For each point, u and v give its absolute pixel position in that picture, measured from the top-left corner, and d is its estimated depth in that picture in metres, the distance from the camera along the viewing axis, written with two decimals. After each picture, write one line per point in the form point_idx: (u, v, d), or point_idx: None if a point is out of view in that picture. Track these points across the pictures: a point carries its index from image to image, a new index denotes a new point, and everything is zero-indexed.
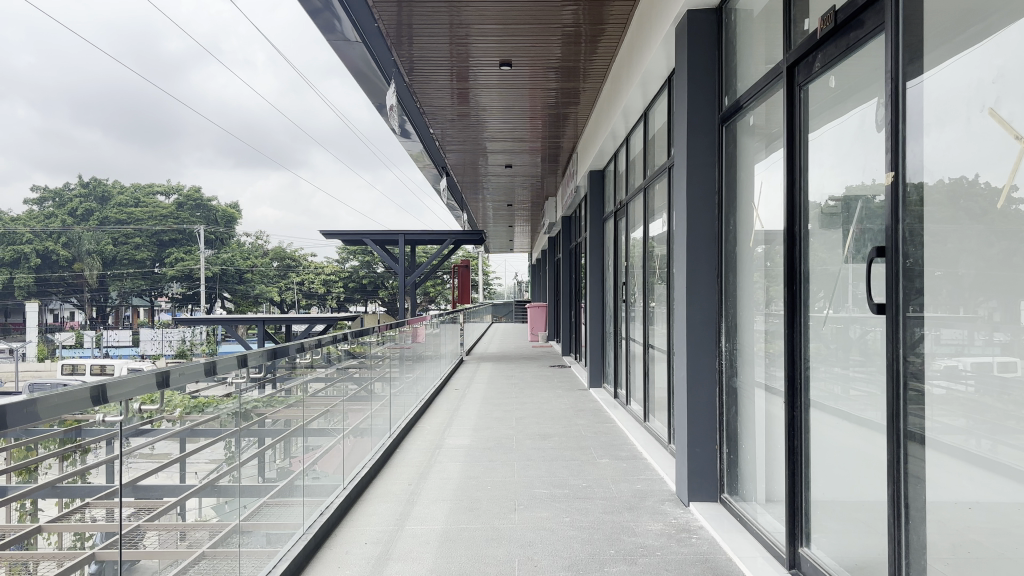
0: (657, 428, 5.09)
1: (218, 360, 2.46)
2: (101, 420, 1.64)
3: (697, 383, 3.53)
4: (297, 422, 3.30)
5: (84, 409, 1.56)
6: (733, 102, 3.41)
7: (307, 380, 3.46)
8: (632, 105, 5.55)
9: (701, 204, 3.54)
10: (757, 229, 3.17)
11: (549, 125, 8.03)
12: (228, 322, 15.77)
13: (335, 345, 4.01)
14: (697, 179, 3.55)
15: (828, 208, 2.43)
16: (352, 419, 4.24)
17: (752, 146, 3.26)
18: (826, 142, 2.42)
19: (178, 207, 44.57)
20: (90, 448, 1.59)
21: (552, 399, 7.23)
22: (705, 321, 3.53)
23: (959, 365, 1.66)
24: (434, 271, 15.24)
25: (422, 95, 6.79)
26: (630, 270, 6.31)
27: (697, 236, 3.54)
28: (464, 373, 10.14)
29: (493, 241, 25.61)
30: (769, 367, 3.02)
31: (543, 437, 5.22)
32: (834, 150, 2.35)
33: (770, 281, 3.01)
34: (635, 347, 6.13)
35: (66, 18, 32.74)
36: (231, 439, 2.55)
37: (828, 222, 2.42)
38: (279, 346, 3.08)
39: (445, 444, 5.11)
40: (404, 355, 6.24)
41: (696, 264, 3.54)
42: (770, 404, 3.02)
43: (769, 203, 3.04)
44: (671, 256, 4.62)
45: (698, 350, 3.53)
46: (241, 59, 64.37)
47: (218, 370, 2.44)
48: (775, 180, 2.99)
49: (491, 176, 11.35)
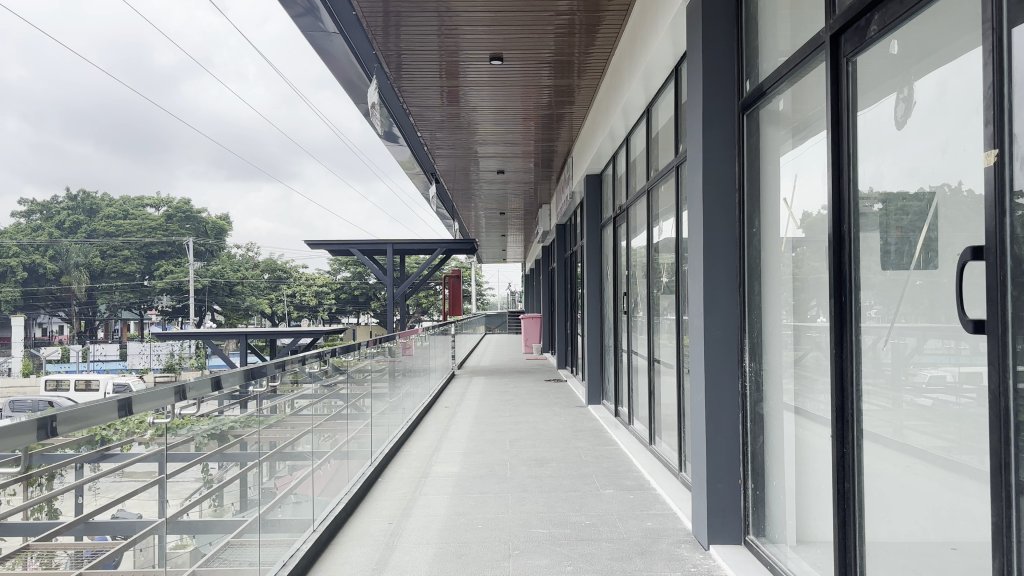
0: (665, 451, 4.65)
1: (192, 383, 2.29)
2: (68, 447, 1.55)
3: (715, 409, 3.08)
4: (286, 441, 3.16)
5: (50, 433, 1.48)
6: (756, 87, 2.98)
7: (292, 399, 3.30)
8: (633, 101, 5.13)
9: (717, 203, 3.11)
10: (788, 231, 2.73)
11: (542, 127, 7.61)
12: (210, 336, 15.22)
13: (323, 360, 3.87)
14: (714, 174, 3.11)
15: (888, 205, 1.98)
16: (336, 441, 3.99)
17: (778, 135, 2.84)
18: (880, 122, 2.01)
19: (168, 220, 44.10)
20: (58, 473, 1.51)
21: (548, 417, 6.77)
22: (724, 336, 3.09)
23: (951, 378, 1.70)
24: (425, 281, 14.78)
25: (409, 95, 6.37)
26: (632, 279, 5.89)
27: (714, 238, 3.11)
28: (455, 389, 9.67)
29: (485, 251, 25.12)
30: (804, 391, 2.59)
31: (540, 463, 4.78)
32: (892, 132, 1.94)
33: (805, 291, 2.57)
34: (638, 361, 5.70)
35: (55, 31, 32.34)
36: (210, 461, 2.37)
37: (890, 219, 1.97)
38: (258, 365, 2.87)
39: (433, 472, 4.67)
40: (391, 372, 5.79)
41: (715, 272, 3.10)
42: (806, 434, 2.59)
43: (802, 201, 2.61)
44: (682, 264, 4.19)
45: (717, 369, 3.09)
46: (233, 71, 63.83)
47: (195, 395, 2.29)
48: (811, 169, 2.55)
49: (483, 184, 10.94)
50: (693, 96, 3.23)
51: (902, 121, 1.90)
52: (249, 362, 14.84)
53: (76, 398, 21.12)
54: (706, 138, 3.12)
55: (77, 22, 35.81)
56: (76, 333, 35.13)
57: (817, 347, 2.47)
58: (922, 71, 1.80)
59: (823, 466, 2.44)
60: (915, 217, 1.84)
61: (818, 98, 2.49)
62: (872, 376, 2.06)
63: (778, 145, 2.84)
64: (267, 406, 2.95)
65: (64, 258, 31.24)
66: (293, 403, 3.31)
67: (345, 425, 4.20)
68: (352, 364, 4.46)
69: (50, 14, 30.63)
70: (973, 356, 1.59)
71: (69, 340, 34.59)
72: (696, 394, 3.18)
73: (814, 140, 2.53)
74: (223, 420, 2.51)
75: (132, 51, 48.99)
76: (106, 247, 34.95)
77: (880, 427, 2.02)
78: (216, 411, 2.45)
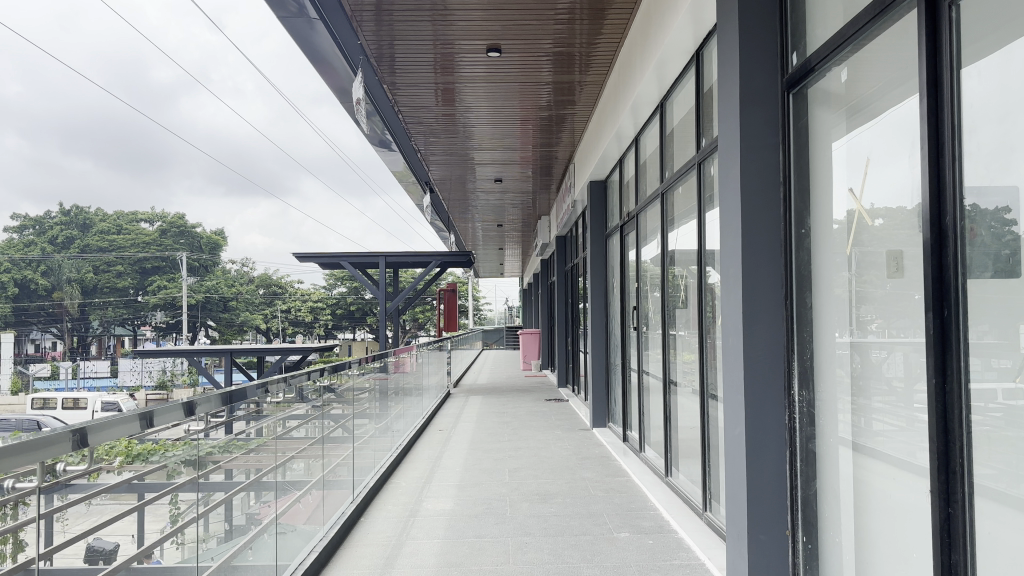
0: (685, 486, 4.14)
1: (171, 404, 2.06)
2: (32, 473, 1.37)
3: (759, 450, 2.55)
4: (253, 472, 2.74)
5: (13, 457, 1.31)
6: (804, 61, 2.49)
7: (265, 425, 2.89)
8: (645, 94, 4.64)
9: (756, 200, 2.59)
10: (852, 233, 2.24)
11: (542, 131, 7.13)
12: (193, 353, 14.51)
13: (313, 379, 3.63)
14: (754, 163, 2.60)
15: (1009, 217, 1.50)
16: (314, 473, 3.55)
17: (829, 119, 2.38)
18: (986, 90, 1.57)
19: (162, 236, 43.55)
20: (24, 500, 1.34)
21: (550, 442, 6.23)
22: (767, 361, 2.57)
23: (982, 396, 1.58)
24: (419, 295, 14.23)
25: (399, 91, 5.83)
26: (643, 294, 5.39)
27: (757, 241, 2.59)
28: (451, 410, 9.11)
29: (485, 265, 24.68)
30: (879, 428, 2.09)
31: (544, 498, 4.26)
32: (1001, 98, 1.52)
33: (876, 306, 2.10)
34: (650, 381, 5.19)
35: (54, 45, 31.96)
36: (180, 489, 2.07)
37: (1007, 231, 1.50)
38: (239, 387, 2.64)
39: (424, 509, 4.16)
40: (380, 393, 5.27)
41: (756, 281, 2.58)
42: (880, 479, 2.09)
43: (873, 193, 2.11)
44: (705, 276, 3.69)
45: (762, 399, 2.56)
46: (230, 87, 63.42)
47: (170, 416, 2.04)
48: (884, 154, 2.06)
49: (479, 194, 10.48)
50: (725, 77, 2.72)
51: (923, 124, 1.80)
52: (234, 381, 14.15)
53: (60, 418, 20.32)
54: (744, 121, 2.61)
55: (75, 38, 35.25)
56: (69, 350, 34.40)
57: (886, 370, 2.04)
58: (1002, 40, 1.52)
59: (908, 523, 1.94)
60: (1004, 225, 1.51)
61: (877, 74, 2.09)
62: (981, 397, 1.57)
63: (832, 131, 2.36)
64: (250, 428, 2.70)
65: (57, 274, 30.46)
66: (282, 425, 3.11)
67: (319, 454, 3.65)
68: (335, 390, 3.97)
69: (48, 30, 30.22)
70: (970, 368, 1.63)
71: (62, 356, 33.94)
72: (733, 428, 2.66)
73: (870, 124, 2.14)
74: (198, 445, 2.26)
75: (130, 66, 48.50)
76: (100, 263, 34.28)
77: (991, 481, 1.56)
78: (193, 436, 2.22)
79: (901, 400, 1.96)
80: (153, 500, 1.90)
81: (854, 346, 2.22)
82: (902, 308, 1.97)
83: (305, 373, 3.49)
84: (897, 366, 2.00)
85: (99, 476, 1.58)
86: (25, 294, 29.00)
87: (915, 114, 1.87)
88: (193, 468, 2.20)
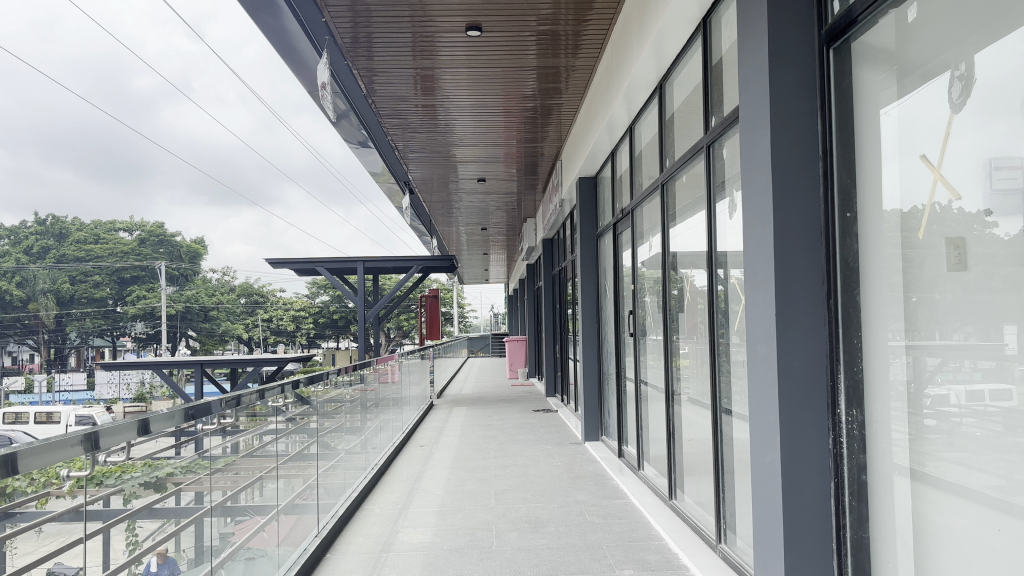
0: (693, 512, 3.69)
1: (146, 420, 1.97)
2: None
3: (799, 482, 2.09)
4: (203, 501, 2.39)
5: None
6: (846, 7, 2.03)
7: (209, 449, 2.47)
8: (643, 74, 4.17)
9: (788, 179, 2.14)
10: (911, 218, 1.80)
11: (528, 124, 6.68)
12: (163, 365, 13.88)
13: (273, 398, 3.22)
14: (784, 135, 2.14)
15: None
16: (275, 501, 3.17)
17: (878, 79, 1.94)
18: None
19: (141, 245, 42.87)
20: None
21: (539, 459, 5.77)
22: (805, 371, 2.11)
23: None
24: (400, 302, 13.71)
25: (376, 79, 5.34)
26: (639, 298, 4.96)
27: (792, 228, 2.14)
28: (433, 422, 8.58)
29: (468, 270, 23.51)
30: (943, 452, 1.68)
31: (534, 526, 3.81)
32: None
33: (940, 304, 1.68)
34: (648, 391, 4.74)
35: (32, 54, 31.44)
36: (142, 513, 1.90)
37: None
38: (201, 402, 2.41)
39: (399, 542, 3.69)
40: (357, 406, 4.87)
41: (791, 278, 2.13)
42: (943, 517, 1.69)
43: (941, 162, 1.68)
44: (715, 273, 3.25)
45: (800, 422, 2.10)
46: (212, 97, 62.78)
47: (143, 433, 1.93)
48: (953, 113, 1.63)
49: (462, 195, 10.02)
50: (751, 33, 2.27)
51: (958, 104, 1.61)
52: (207, 393, 13.52)
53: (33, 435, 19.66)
54: (773, 84, 2.16)
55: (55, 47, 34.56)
56: (45, 362, 33.71)
57: (901, 373, 1.83)
58: None
59: (968, 556, 1.58)
60: None
61: (938, 16, 1.68)
62: None
63: (880, 92, 1.93)
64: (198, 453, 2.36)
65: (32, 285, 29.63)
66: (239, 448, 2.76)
67: (274, 482, 3.17)
68: (294, 408, 3.53)
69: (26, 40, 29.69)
70: (974, 371, 1.56)
71: (38, 369, 33.24)
72: (765, 456, 2.21)
73: (928, 86, 1.73)
74: (161, 467, 2.04)
75: (110, 75, 47.89)
76: (77, 273, 33.58)
77: None
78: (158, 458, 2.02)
79: (919, 405, 1.76)
80: (113, 523, 1.74)
81: (912, 351, 1.79)
82: (970, 311, 1.57)
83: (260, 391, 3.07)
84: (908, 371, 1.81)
85: (47, 502, 1.43)
86: None
87: (1004, 62, 1.45)
88: (153, 491, 1.98)
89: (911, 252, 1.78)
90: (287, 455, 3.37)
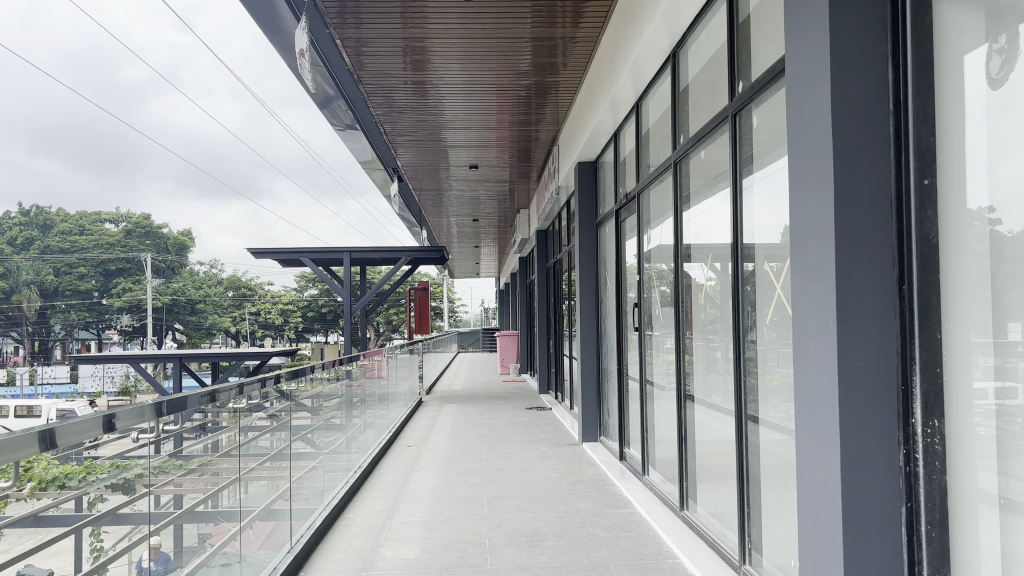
0: (710, 527, 3.33)
1: (113, 414, 1.75)
2: None
3: (861, 504, 1.72)
4: (171, 508, 2.11)
5: None
6: None
7: (180, 449, 2.16)
8: (656, 42, 3.78)
9: (851, 139, 1.77)
10: (1006, 186, 1.44)
11: (524, 104, 6.29)
12: (140, 359, 13.39)
13: (244, 395, 2.84)
14: (845, 87, 1.76)
15: None
16: (245, 509, 2.81)
17: (962, 18, 1.57)
18: None
19: (127, 236, 42.19)
20: None
21: (535, 461, 5.40)
22: (869, 374, 1.74)
23: None
24: (387, 294, 13.30)
25: (364, 50, 4.93)
26: (645, 290, 4.57)
27: (856, 201, 1.76)
28: (421, 420, 8.18)
29: (458, 262, 22.61)
30: None
31: (534, 540, 3.43)
32: None
33: None
34: (653, 389, 4.39)
35: (19, 44, 30.77)
36: (111, 514, 1.69)
37: None
38: (176, 396, 2.16)
39: (382, 557, 3.31)
40: (342, 403, 4.50)
41: (852, 260, 1.75)
42: None
43: None
44: (741, 261, 2.88)
45: (864, 437, 1.73)
46: (202, 89, 62.08)
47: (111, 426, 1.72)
48: None
49: (453, 183, 9.63)
50: None
51: (996, 81, 1.46)
52: (187, 388, 13.01)
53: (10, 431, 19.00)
54: (833, 26, 1.77)
55: (43, 36, 33.92)
56: (30, 354, 33.10)
57: (989, 379, 1.48)
58: None
59: None
60: None
61: None
62: None
63: (965, 33, 1.56)
64: (168, 452, 2.06)
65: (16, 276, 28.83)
66: (209, 451, 2.43)
67: (245, 490, 2.82)
68: (268, 404, 3.13)
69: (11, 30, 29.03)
70: None
71: (21, 361, 32.58)
72: (818, 475, 1.84)
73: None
74: (127, 468, 1.81)
75: (99, 66, 47.21)
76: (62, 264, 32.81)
77: None
78: (123, 456, 1.78)
79: (1010, 417, 1.43)
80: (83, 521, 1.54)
81: (1007, 352, 1.43)
82: None
83: (230, 387, 2.68)
84: (997, 375, 1.46)
85: (6, 504, 1.24)
86: None
87: None
88: (121, 491, 1.76)
89: (1016, 231, 1.41)
90: (257, 457, 2.96)
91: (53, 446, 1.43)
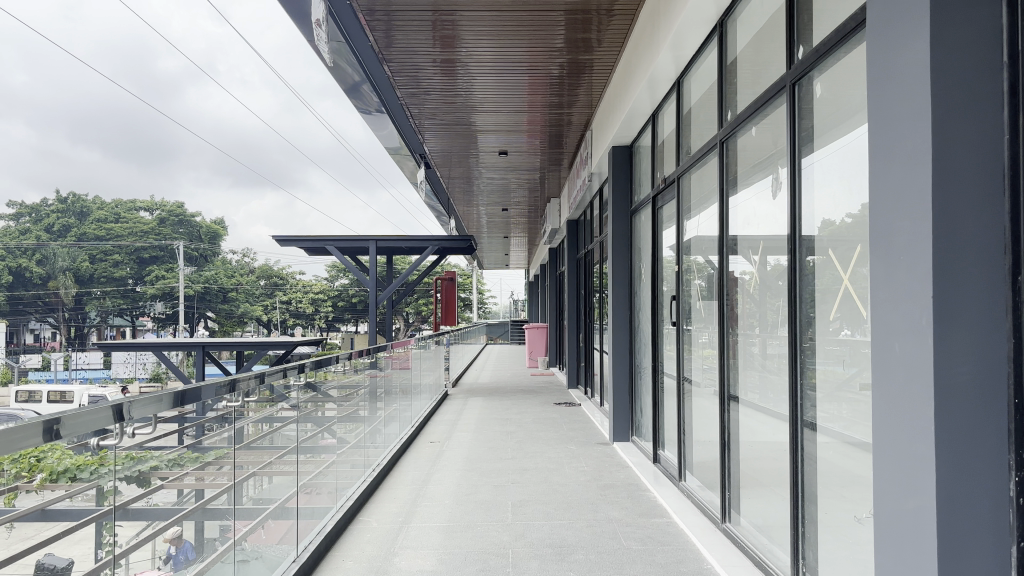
0: (754, 543, 3.01)
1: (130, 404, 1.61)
2: None
3: (964, 542, 1.42)
4: (190, 503, 1.95)
5: None
6: None
7: (197, 443, 1.97)
8: (701, 10, 3.45)
9: (954, 98, 1.44)
10: None
11: (556, 85, 5.97)
12: (165, 347, 13.26)
13: (264, 386, 2.61)
14: (948, 34, 1.44)
15: None
16: (264, 508, 2.58)
17: None
18: None
19: (162, 225, 42.47)
20: None
21: (562, 462, 5.11)
22: (975, 387, 1.42)
23: None
24: (415, 284, 13.06)
25: (393, 24, 4.65)
26: (683, 281, 4.23)
27: (960, 175, 1.44)
28: (446, 414, 7.92)
29: (488, 253, 22.38)
30: None
31: (562, 553, 3.14)
32: None
33: None
34: (691, 387, 4.08)
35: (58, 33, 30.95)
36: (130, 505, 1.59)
37: None
38: (192, 388, 1.96)
39: (395, 568, 3.05)
40: (365, 395, 4.27)
41: (956, 248, 1.44)
42: None
43: None
44: (798, 251, 2.56)
45: (966, 464, 1.42)
46: (238, 79, 62.33)
47: (126, 419, 1.57)
48: None
49: (483, 170, 9.34)
50: None
51: None
52: (210, 377, 12.86)
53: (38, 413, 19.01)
54: None
55: (82, 26, 34.11)
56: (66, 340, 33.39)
57: None
58: None
59: None
60: None
61: None
62: None
63: None
64: (187, 443, 1.89)
65: (52, 262, 28.84)
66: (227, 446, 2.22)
67: (264, 485, 2.59)
68: (290, 394, 2.90)
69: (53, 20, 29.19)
70: None
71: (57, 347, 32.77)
72: (904, 503, 1.54)
73: None
74: (145, 458, 1.66)
75: (138, 56, 47.51)
76: (97, 251, 32.97)
77: None
78: (142, 446, 1.65)
79: None
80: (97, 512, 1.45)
81: None
82: None
83: (251, 375, 2.45)
84: None
85: (16, 498, 1.15)
86: (20, 283, 27.10)
87: None
88: (140, 482, 1.65)
89: None
90: (278, 449, 2.73)
91: (63, 438, 1.33)
